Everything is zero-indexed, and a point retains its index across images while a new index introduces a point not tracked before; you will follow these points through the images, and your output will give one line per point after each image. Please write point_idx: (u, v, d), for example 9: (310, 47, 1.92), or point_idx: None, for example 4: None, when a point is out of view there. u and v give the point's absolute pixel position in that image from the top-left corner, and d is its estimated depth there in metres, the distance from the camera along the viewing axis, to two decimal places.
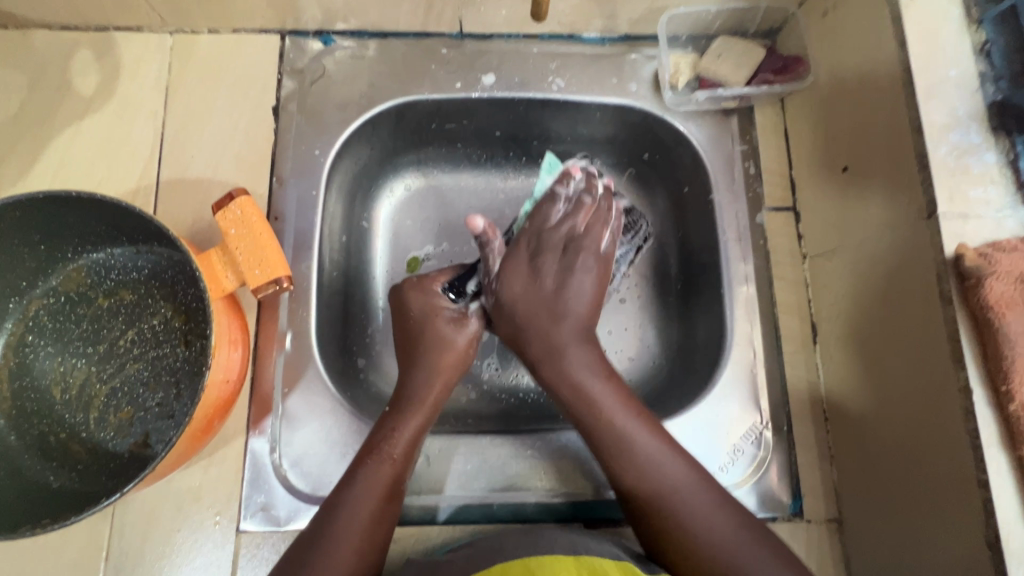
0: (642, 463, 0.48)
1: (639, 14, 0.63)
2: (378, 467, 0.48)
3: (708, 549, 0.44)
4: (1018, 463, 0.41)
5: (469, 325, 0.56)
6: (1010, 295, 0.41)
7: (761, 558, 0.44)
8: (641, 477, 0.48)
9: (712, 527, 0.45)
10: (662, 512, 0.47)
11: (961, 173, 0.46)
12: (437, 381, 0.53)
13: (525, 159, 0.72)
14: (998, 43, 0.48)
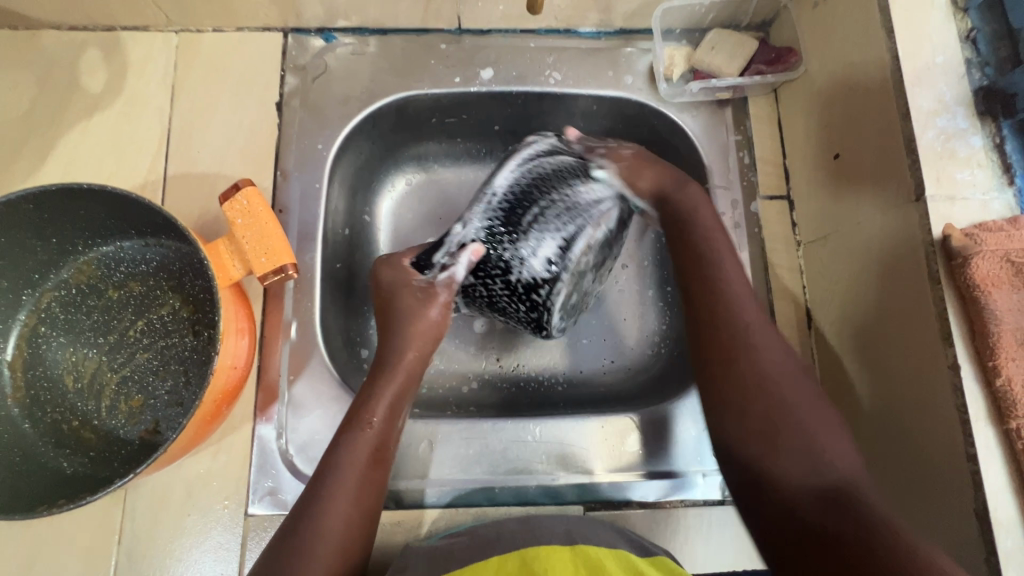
0: (745, 338, 0.48)
1: (633, 8, 0.65)
2: (358, 435, 0.49)
3: (811, 432, 0.43)
4: (1006, 437, 0.42)
5: (439, 296, 0.55)
6: (996, 274, 0.43)
7: (844, 443, 0.44)
8: (752, 366, 0.46)
9: (802, 401, 0.45)
10: (770, 377, 0.46)
11: (948, 157, 0.47)
12: (411, 350, 0.54)
13: None
14: (983, 30, 0.50)
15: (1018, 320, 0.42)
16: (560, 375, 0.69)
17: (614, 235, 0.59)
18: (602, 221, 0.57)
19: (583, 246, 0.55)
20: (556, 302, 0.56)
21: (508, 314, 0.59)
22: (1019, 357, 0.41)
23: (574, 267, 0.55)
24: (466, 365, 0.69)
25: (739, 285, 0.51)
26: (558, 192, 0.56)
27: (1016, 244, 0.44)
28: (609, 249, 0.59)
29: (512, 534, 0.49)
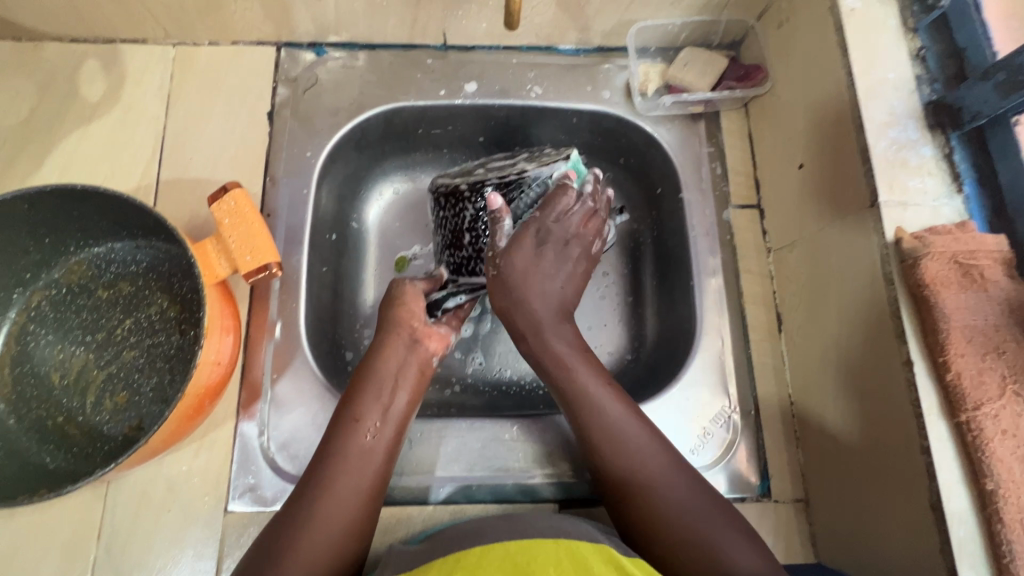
0: (629, 458, 0.50)
1: (610, 26, 0.68)
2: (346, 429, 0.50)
3: (698, 529, 0.45)
4: (958, 429, 0.44)
5: (413, 284, 0.58)
6: (944, 274, 0.45)
7: (737, 537, 0.44)
8: (609, 436, 0.51)
9: (684, 509, 0.46)
10: (624, 478, 0.49)
11: (900, 165, 0.50)
12: (396, 342, 0.54)
13: None
14: (933, 49, 0.53)
15: (966, 318, 0.44)
16: (541, 379, 0.71)
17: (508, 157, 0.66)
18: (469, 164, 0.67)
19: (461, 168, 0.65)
20: (458, 178, 0.61)
21: (468, 204, 0.58)
22: (967, 353, 0.43)
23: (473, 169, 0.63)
24: (451, 369, 0.71)
25: (626, 429, 0.51)
26: None
27: (964, 246, 0.46)
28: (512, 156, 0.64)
29: (488, 531, 0.50)
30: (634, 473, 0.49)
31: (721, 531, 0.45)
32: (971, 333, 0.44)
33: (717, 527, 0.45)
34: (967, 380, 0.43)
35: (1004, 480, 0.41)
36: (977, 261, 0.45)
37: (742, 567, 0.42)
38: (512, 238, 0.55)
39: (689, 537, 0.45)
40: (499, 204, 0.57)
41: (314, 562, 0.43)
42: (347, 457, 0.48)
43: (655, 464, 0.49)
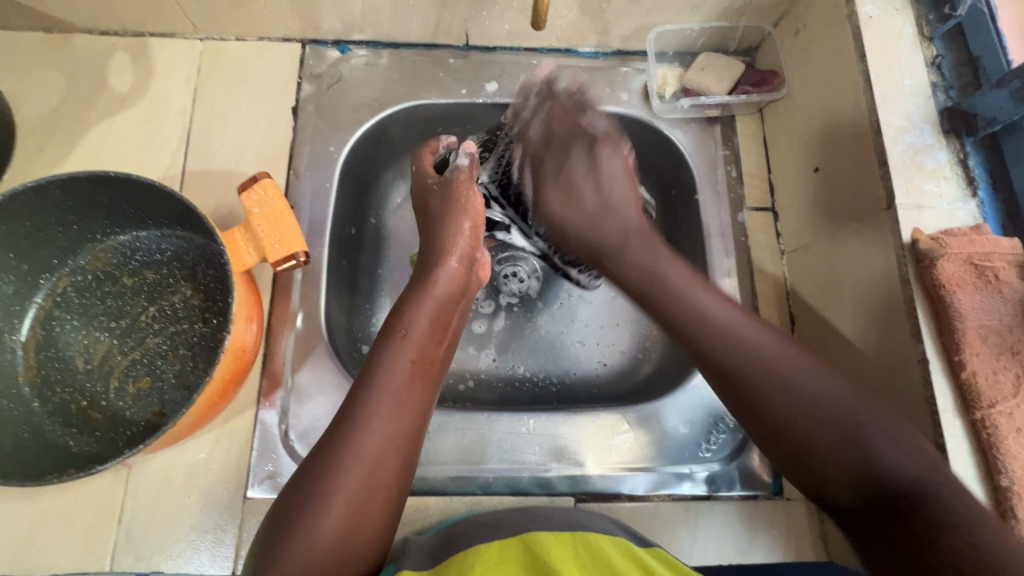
0: (764, 364, 0.46)
1: (629, 31, 0.69)
2: (395, 347, 0.49)
3: (857, 429, 0.42)
4: (972, 426, 0.45)
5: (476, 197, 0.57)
6: (960, 275, 0.46)
7: (897, 441, 0.41)
8: (723, 336, 0.48)
9: (841, 407, 0.43)
10: (764, 390, 0.45)
11: (916, 169, 0.51)
12: (451, 258, 0.54)
13: None
14: (947, 57, 0.54)
15: (981, 318, 0.45)
16: (555, 376, 0.72)
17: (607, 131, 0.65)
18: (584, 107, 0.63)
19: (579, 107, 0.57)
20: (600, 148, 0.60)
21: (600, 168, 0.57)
22: (982, 353, 0.44)
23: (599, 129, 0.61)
24: (465, 365, 0.72)
25: (754, 336, 0.47)
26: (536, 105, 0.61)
27: (979, 248, 0.47)
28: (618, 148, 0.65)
29: (508, 522, 0.50)
30: (787, 413, 0.44)
31: (885, 432, 0.42)
32: (987, 332, 0.45)
33: (881, 425, 0.42)
34: (982, 378, 0.44)
35: (1018, 476, 0.42)
36: (992, 262, 0.47)
37: (900, 467, 0.40)
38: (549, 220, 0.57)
39: (857, 447, 0.42)
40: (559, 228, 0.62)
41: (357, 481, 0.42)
42: (388, 393, 0.46)
43: (813, 381, 0.45)
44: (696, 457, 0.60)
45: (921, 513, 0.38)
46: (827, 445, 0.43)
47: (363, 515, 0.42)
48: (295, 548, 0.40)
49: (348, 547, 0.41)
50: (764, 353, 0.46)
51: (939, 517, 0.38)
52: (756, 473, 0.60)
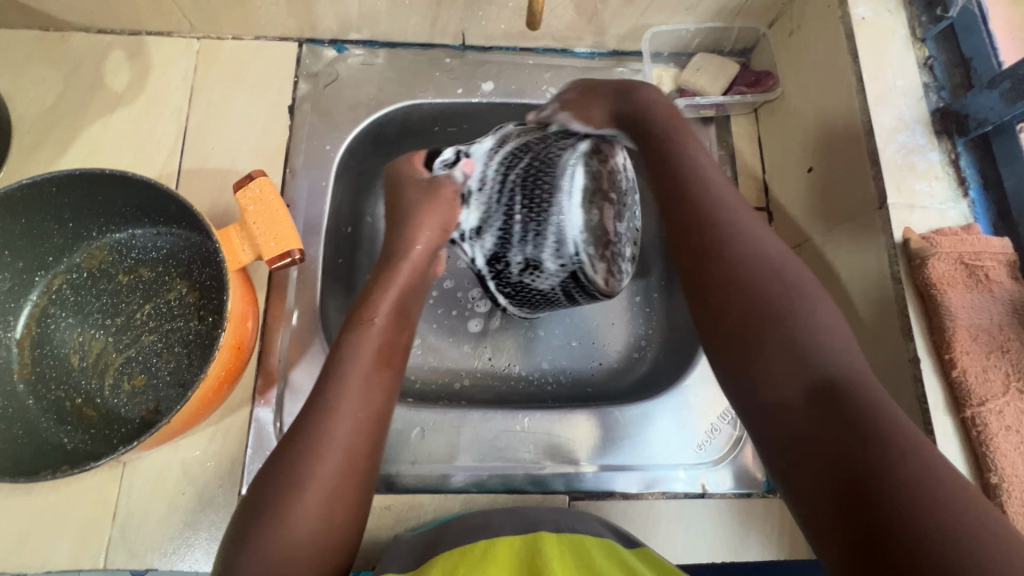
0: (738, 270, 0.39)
1: (625, 31, 0.70)
2: (364, 333, 0.49)
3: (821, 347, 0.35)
4: (962, 424, 0.45)
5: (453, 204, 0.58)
6: (951, 274, 0.46)
7: (843, 344, 0.36)
8: (732, 237, 0.41)
9: (824, 336, 0.35)
10: (733, 254, 0.40)
11: (908, 169, 0.51)
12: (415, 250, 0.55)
13: None
14: (939, 59, 0.55)
15: (971, 317, 0.46)
16: (549, 375, 0.72)
17: (624, 195, 0.62)
18: (621, 164, 0.61)
19: (610, 176, 0.60)
20: (574, 211, 0.59)
21: (547, 226, 0.59)
22: (972, 351, 0.45)
23: (604, 190, 0.59)
24: (460, 364, 0.72)
25: (770, 254, 0.40)
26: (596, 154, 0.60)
27: (969, 247, 0.48)
28: (621, 211, 0.62)
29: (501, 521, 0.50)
30: (743, 257, 0.40)
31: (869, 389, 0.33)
32: (977, 331, 0.45)
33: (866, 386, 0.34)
34: (972, 377, 0.44)
35: (1006, 473, 0.42)
36: (982, 261, 0.47)
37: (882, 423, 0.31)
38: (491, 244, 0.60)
39: (831, 386, 0.34)
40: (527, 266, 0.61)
41: (332, 465, 0.42)
42: (358, 376, 0.46)
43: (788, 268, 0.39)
44: (690, 456, 0.60)
45: (865, 435, 0.31)
46: (766, 337, 0.36)
47: (343, 498, 0.42)
48: (279, 533, 0.39)
49: (330, 529, 0.41)
50: (752, 237, 0.41)
51: (904, 477, 0.29)
52: (750, 472, 0.60)
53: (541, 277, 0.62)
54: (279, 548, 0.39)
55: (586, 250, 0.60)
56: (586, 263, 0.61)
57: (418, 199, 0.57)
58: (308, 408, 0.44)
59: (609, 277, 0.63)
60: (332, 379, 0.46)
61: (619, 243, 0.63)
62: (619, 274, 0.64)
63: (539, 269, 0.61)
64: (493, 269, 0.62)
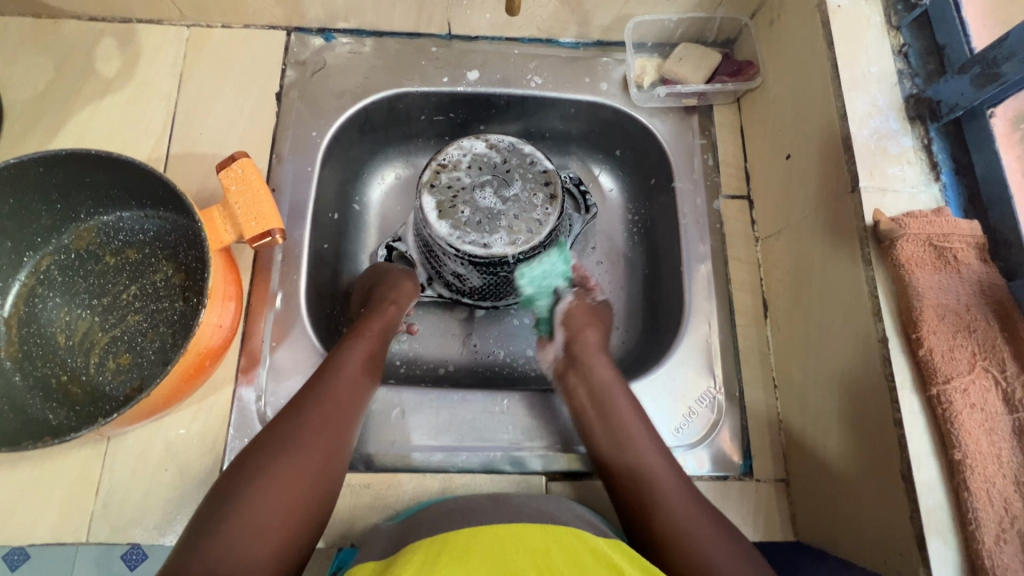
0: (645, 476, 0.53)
1: (608, 21, 0.71)
2: (357, 343, 0.57)
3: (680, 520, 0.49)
4: (928, 402, 0.45)
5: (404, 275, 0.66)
6: (919, 255, 0.47)
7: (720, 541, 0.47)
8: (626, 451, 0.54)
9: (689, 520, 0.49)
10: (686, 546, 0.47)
11: (881, 154, 0.52)
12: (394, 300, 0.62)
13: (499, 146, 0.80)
14: (914, 46, 0.56)
15: (938, 297, 0.46)
16: (534, 360, 0.74)
17: (501, 164, 0.61)
18: (461, 156, 0.61)
19: (449, 174, 0.60)
20: (437, 223, 0.59)
21: (438, 248, 0.61)
22: (939, 330, 0.45)
23: (447, 194, 0.60)
24: (445, 351, 0.74)
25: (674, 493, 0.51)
26: (464, 156, 0.62)
27: (939, 229, 0.48)
28: (509, 178, 0.61)
29: (480, 509, 0.51)
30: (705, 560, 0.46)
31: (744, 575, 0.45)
32: (944, 311, 0.46)
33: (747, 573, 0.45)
34: (938, 355, 0.45)
35: (971, 450, 0.43)
36: (950, 243, 0.48)
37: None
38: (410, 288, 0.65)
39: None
40: (456, 279, 0.65)
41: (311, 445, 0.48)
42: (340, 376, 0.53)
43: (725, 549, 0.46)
44: (668, 439, 0.61)
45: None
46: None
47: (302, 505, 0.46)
48: (240, 521, 0.43)
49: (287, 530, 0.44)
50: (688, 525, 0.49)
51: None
52: (727, 455, 0.61)
53: (470, 274, 0.63)
54: (236, 536, 0.42)
55: (470, 237, 0.58)
56: (479, 245, 0.58)
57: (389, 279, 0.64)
58: (288, 413, 0.50)
59: (514, 239, 0.58)
60: (303, 406, 0.51)
61: (512, 204, 0.59)
62: (524, 228, 0.58)
63: (461, 275, 0.64)
64: (454, 292, 0.70)
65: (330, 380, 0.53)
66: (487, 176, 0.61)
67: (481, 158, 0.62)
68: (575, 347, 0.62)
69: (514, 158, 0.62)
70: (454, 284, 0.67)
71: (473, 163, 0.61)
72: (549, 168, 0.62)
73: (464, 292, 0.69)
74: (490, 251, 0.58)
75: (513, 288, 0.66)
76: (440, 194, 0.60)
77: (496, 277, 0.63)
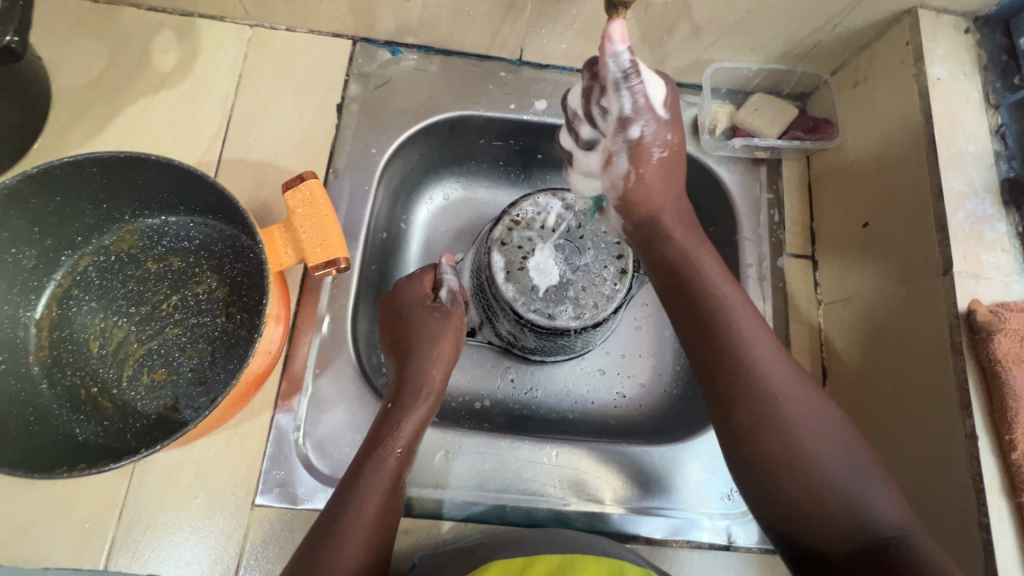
0: (764, 384, 0.44)
1: (685, 64, 0.68)
2: (421, 403, 0.55)
3: (803, 441, 0.42)
4: (1018, 509, 0.44)
5: (445, 313, 0.61)
6: (1017, 352, 0.45)
7: (857, 470, 0.42)
8: (729, 333, 0.45)
9: (817, 436, 0.42)
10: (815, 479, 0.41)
11: (976, 238, 0.50)
12: (445, 336, 0.60)
13: (552, 175, 0.77)
14: (1012, 128, 0.54)
15: None
16: (573, 403, 0.73)
17: (574, 229, 0.66)
18: (535, 214, 0.66)
19: (521, 233, 0.65)
20: (504, 283, 0.63)
21: (499, 308, 0.65)
22: None
23: (518, 253, 0.64)
24: (482, 384, 0.72)
25: (804, 413, 0.43)
26: (536, 215, 0.66)
27: None
28: (580, 245, 0.65)
29: (532, 540, 0.51)
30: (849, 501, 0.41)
31: (876, 499, 0.41)
32: None
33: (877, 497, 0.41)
34: None
35: None
36: None
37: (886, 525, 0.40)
38: (450, 292, 0.63)
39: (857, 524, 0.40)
40: (509, 338, 0.69)
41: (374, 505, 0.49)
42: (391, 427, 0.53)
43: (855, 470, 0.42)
44: (718, 506, 0.59)
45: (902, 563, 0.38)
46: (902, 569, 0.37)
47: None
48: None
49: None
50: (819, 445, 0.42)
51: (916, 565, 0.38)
52: None
53: (525, 334, 0.66)
54: None
55: (535, 305, 0.62)
56: (543, 314, 0.62)
57: (432, 326, 0.60)
58: (355, 475, 0.50)
59: (579, 312, 0.63)
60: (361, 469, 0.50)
61: (581, 274, 0.64)
62: (591, 302, 0.63)
63: (516, 336, 0.67)
64: (503, 341, 0.70)
65: (378, 457, 0.51)
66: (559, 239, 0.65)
67: (553, 219, 0.66)
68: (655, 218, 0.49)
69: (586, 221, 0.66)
70: (503, 337, 0.70)
71: (545, 225, 0.66)
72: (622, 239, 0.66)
73: (513, 346, 0.70)
74: (554, 321, 0.62)
75: (564, 348, 0.69)
76: (510, 255, 0.64)
77: (551, 342, 0.66)
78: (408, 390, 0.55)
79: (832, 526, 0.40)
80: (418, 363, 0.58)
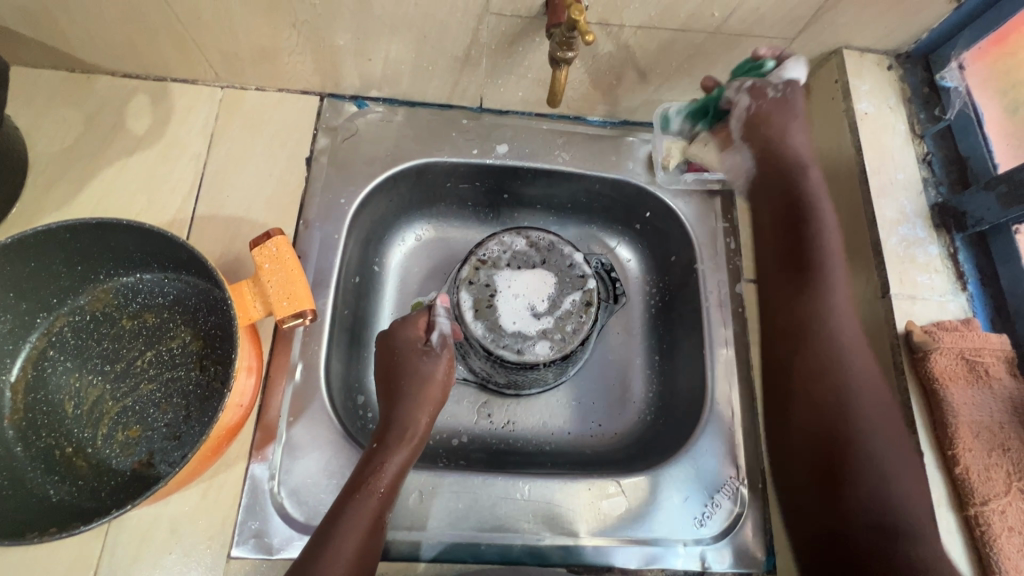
0: (844, 376, 0.51)
1: (637, 104, 0.72)
2: (406, 444, 0.55)
3: (861, 429, 0.49)
4: (966, 521, 0.47)
5: (441, 351, 0.61)
6: (953, 370, 0.49)
7: (904, 447, 0.48)
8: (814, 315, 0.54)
9: (891, 429, 0.49)
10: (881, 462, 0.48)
11: (910, 261, 0.54)
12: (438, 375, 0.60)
13: (519, 213, 0.80)
14: (938, 154, 0.59)
15: (972, 414, 0.49)
16: (550, 435, 0.73)
17: (540, 264, 0.68)
18: (501, 252, 0.68)
19: (487, 272, 0.67)
20: (473, 321, 0.65)
21: (469, 345, 0.67)
22: (974, 449, 0.48)
23: (486, 292, 0.66)
24: (460, 421, 0.73)
25: (874, 391, 0.50)
26: (502, 254, 0.68)
27: (969, 343, 0.50)
28: (545, 280, 0.67)
29: None
30: (889, 496, 0.46)
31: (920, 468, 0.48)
32: (978, 429, 0.49)
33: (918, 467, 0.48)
34: (976, 475, 0.47)
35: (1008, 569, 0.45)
36: (981, 358, 0.50)
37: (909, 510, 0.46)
38: (444, 336, 0.62)
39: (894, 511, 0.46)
40: (483, 374, 0.71)
41: (352, 548, 0.49)
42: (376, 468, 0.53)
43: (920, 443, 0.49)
44: (689, 532, 0.60)
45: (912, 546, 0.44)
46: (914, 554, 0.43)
47: None
48: None
49: None
50: (887, 427, 0.49)
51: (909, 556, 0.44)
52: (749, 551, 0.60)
53: (496, 370, 0.68)
54: None
55: (504, 340, 0.65)
56: (512, 349, 0.65)
57: (423, 365, 0.60)
58: (336, 516, 0.50)
59: (547, 346, 0.65)
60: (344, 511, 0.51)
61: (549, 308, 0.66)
62: (559, 335, 0.65)
63: (489, 372, 0.69)
64: (478, 377, 0.72)
65: (359, 500, 0.51)
66: (526, 276, 0.68)
67: (519, 256, 0.68)
68: (759, 110, 0.60)
69: (551, 256, 0.69)
70: (477, 373, 0.71)
71: (512, 262, 0.68)
72: (586, 272, 0.69)
73: (488, 381, 0.72)
74: (523, 356, 0.64)
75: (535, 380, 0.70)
76: (478, 295, 0.66)
77: (521, 376, 0.68)
78: (394, 431, 0.56)
79: (868, 514, 0.46)
80: (406, 403, 0.58)
